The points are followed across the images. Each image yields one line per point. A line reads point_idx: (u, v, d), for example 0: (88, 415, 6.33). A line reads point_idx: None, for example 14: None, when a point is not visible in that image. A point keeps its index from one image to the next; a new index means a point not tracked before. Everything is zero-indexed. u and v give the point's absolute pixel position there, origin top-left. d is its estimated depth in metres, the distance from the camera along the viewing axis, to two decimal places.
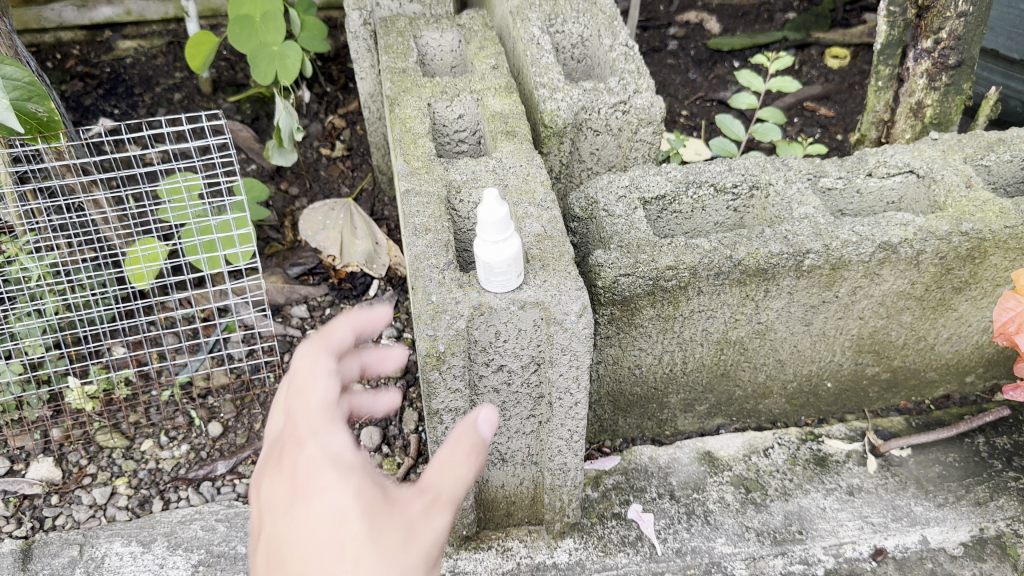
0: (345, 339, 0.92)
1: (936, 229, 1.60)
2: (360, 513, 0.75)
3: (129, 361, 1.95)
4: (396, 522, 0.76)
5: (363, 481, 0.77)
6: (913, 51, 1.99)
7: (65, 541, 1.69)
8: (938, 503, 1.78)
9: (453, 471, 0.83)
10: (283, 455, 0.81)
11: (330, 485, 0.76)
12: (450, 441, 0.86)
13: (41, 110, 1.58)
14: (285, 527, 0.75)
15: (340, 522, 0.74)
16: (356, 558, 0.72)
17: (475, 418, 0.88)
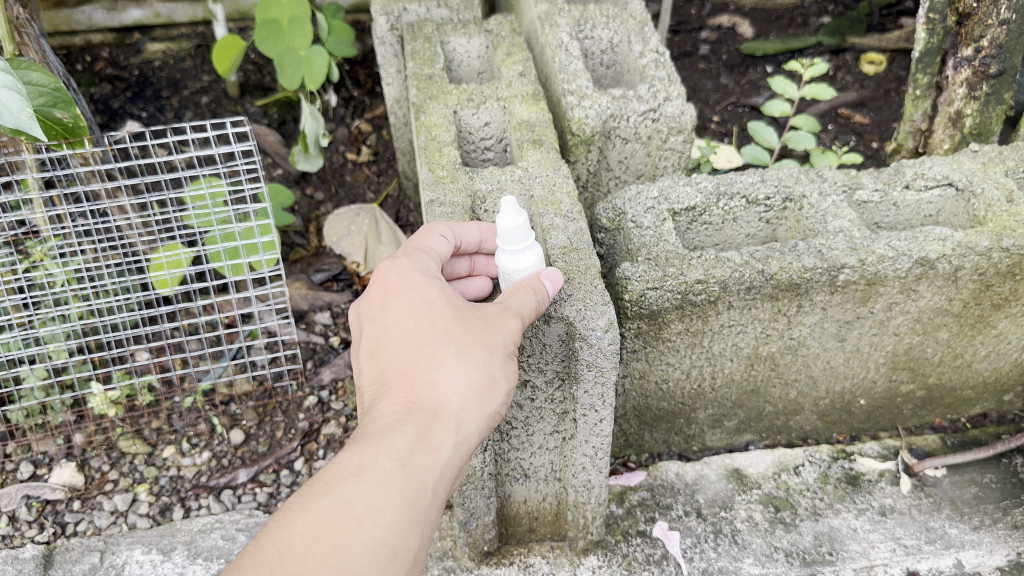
0: (448, 238, 1.28)
1: (975, 244, 1.55)
2: (446, 316, 1.10)
3: (152, 367, 1.94)
4: (472, 320, 1.11)
5: (445, 287, 1.14)
6: (952, 59, 1.93)
7: (87, 548, 1.70)
8: (974, 526, 1.72)
9: (522, 298, 1.17)
10: (382, 292, 1.14)
11: (418, 301, 1.12)
12: (524, 282, 1.20)
13: (66, 116, 1.57)
14: (384, 327, 1.11)
15: (428, 323, 1.09)
16: (445, 341, 1.08)
17: (541, 275, 1.23)
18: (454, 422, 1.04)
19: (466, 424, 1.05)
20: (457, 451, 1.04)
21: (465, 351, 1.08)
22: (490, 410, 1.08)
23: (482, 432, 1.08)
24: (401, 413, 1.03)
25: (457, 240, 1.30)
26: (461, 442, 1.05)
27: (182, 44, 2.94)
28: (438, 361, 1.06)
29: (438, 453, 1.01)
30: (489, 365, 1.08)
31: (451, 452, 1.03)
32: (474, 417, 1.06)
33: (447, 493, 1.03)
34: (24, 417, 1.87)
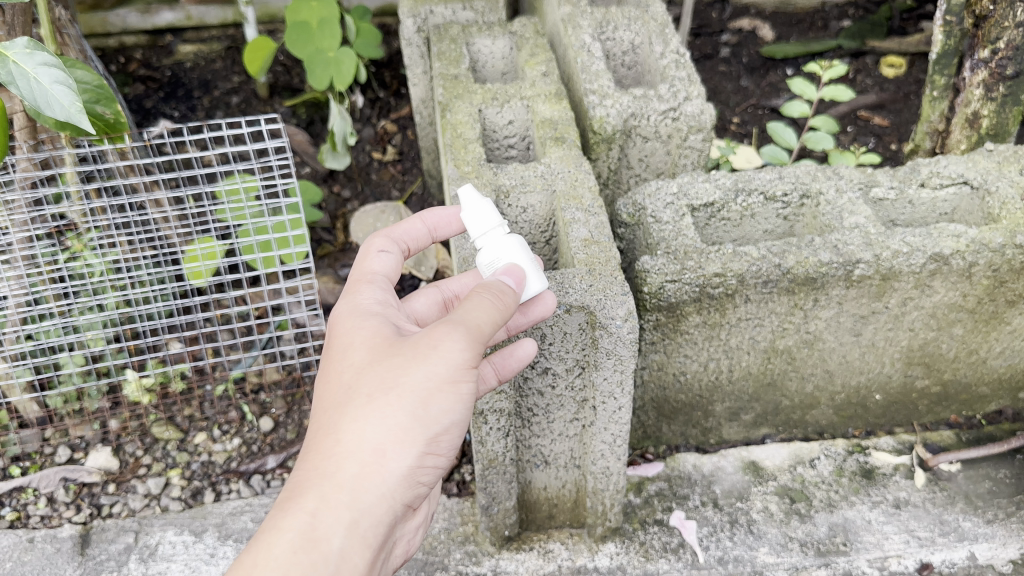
0: (388, 252, 1.20)
1: (989, 241, 1.58)
2: (370, 359, 1.00)
3: (185, 356, 2.00)
4: (391, 353, 0.99)
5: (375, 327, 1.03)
6: (969, 61, 1.96)
7: (121, 528, 1.76)
8: (988, 519, 1.75)
9: (466, 308, 1.01)
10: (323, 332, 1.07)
11: (346, 343, 1.03)
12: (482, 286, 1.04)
13: (107, 111, 1.64)
14: (319, 385, 1.02)
15: (353, 367, 1.00)
16: (356, 390, 0.97)
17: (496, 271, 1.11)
18: (362, 478, 0.95)
19: (382, 475, 0.96)
20: (371, 508, 0.95)
21: (373, 401, 0.96)
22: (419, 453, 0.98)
23: (411, 477, 0.99)
24: (305, 486, 0.93)
25: (400, 246, 1.24)
26: (382, 493, 0.96)
27: (213, 46, 3.01)
28: (346, 412, 0.96)
29: (341, 517, 0.93)
30: (401, 409, 0.96)
31: (363, 510, 0.94)
32: (392, 467, 0.97)
33: (368, 552, 0.95)
34: (62, 403, 1.93)
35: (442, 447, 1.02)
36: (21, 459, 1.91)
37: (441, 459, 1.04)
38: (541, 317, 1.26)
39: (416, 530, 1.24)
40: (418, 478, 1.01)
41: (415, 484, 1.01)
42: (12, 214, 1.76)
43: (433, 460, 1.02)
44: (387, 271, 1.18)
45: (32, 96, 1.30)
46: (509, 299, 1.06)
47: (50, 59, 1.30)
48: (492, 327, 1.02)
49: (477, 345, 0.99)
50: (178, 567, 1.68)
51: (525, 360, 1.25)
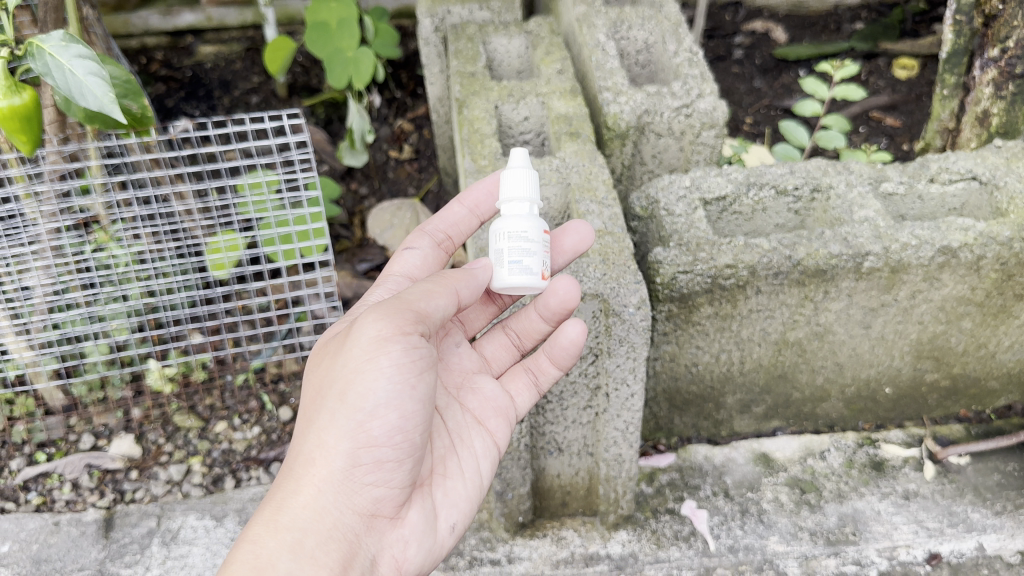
0: (416, 249, 1.43)
1: (997, 234, 1.61)
2: (325, 362, 1.25)
3: (207, 346, 2.04)
4: (344, 343, 1.18)
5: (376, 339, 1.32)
6: (979, 60, 1.99)
7: (144, 513, 1.81)
8: (996, 511, 1.77)
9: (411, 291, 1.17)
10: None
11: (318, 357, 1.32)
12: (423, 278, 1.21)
13: (135, 105, 1.69)
14: None
15: (315, 376, 1.27)
16: (316, 389, 1.22)
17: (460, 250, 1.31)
18: (307, 462, 1.17)
19: (317, 459, 1.16)
20: (311, 489, 1.16)
21: (321, 395, 1.20)
22: (348, 439, 1.15)
23: (347, 459, 1.15)
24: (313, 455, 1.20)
25: (433, 238, 1.44)
26: (314, 477, 1.16)
27: (233, 47, 3.07)
28: (309, 406, 1.22)
29: (288, 497, 1.16)
30: (349, 380, 1.15)
31: (304, 490, 1.16)
32: (326, 451, 1.16)
33: (307, 532, 1.14)
34: (87, 391, 1.98)
35: (375, 430, 1.14)
36: (47, 445, 1.96)
37: (381, 446, 1.16)
38: (565, 304, 1.34)
39: (420, 545, 1.25)
40: (357, 463, 1.16)
41: (355, 470, 1.16)
42: (41, 205, 1.81)
43: (368, 443, 1.15)
44: (408, 266, 1.41)
45: (66, 86, 1.35)
46: (449, 283, 1.20)
47: (85, 52, 1.34)
48: (428, 302, 1.16)
49: (393, 322, 1.13)
50: (200, 551, 1.72)
51: (570, 346, 1.34)
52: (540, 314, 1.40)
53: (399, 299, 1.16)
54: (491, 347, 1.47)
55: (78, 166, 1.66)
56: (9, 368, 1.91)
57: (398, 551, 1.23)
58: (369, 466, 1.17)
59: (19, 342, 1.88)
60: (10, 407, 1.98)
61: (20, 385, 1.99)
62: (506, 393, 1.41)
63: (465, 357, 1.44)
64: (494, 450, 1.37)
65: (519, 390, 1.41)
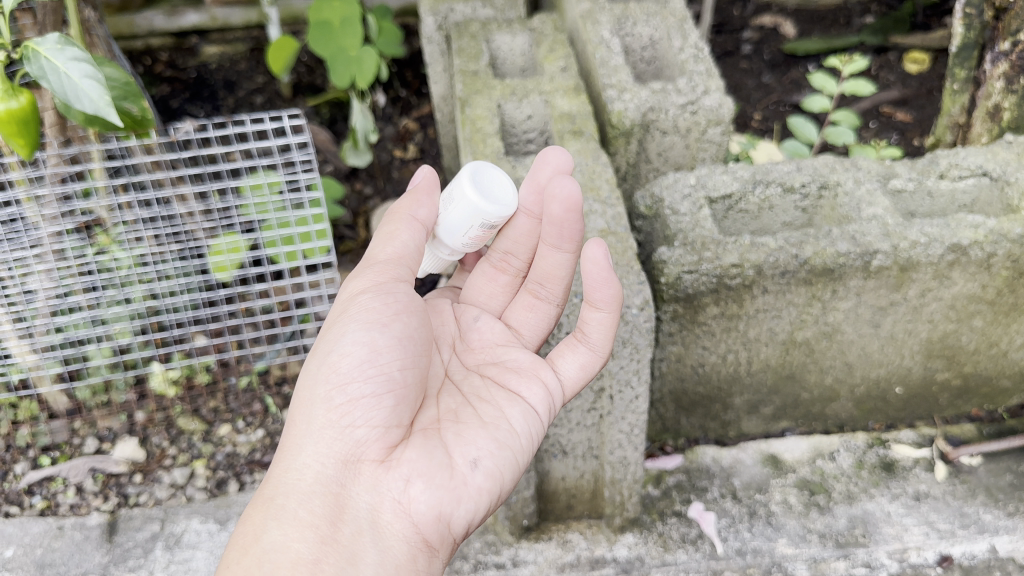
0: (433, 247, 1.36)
1: (1008, 231, 1.58)
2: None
3: (210, 349, 2.04)
4: None
5: None
6: (991, 53, 1.95)
7: (148, 517, 1.80)
8: (1009, 512, 1.74)
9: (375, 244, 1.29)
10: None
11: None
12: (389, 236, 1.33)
13: (135, 108, 1.65)
14: None
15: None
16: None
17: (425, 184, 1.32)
18: (291, 426, 1.22)
19: (298, 420, 1.22)
20: (295, 444, 1.21)
21: None
22: (325, 387, 1.21)
23: (324, 404, 1.21)
24: None
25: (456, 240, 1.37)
26: (297, 436, 1.21)
27: (237, 47, 3.07)
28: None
29: (275, 469, 1.21)
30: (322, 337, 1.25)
31: (287, 454, 1.21)
32: (305, 409, 1.22)
33: (290, 490, 1.17)
34: (90, 395, 1.98)
35: (345, 367, 1.21)
36: (51, 449, 1.96)
37: (356, 383, 1.20)
38: (570, 209, 1.26)
39: (426, 482, 1.20)
40: (333, 406, 1.20)
41: (335, 415, 1.20)
42: (41, 208, 1.80)
43: (340, 381, 1.20)
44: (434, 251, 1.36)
45: (62, 90, 1.34)
46: (403, 212, 1.29)
47: (80, 54, 1.33)
48: (399, 246, 1.27)
49: (358, 285, 1.27)
50: (203, 555, 1.71)
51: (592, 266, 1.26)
52: (557, 245, 1.32)
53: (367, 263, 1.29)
54: (517, 315, 1.43)
55: (77, 169, 1.65)
56: (13, 372, 1.91)
57: (398, 494, 1.19)
58: (348, 408, 1.20)
59: (23, 346, 1.87)
60: (13, 412, 1.97)
61: (24, 388, 1.98)
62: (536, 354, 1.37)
63: (487, 330, 1.43)
64: (520, 400, 1.33)
65: (561, 354, 1.37)
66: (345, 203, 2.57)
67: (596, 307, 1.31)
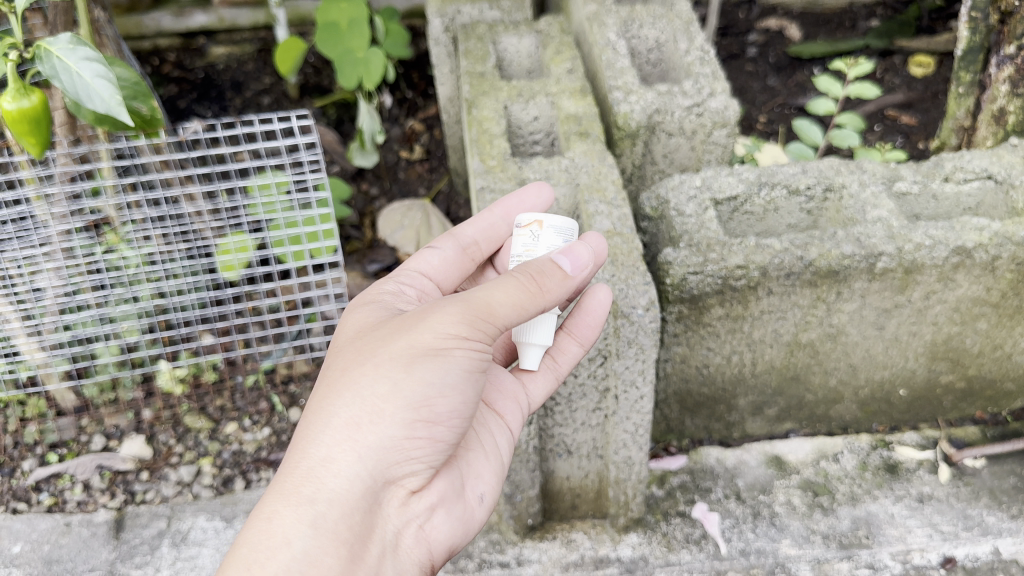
0: (437, 250, 1.39)
1: (1012, 234, 1.58)
2: (373, 336, 1.17)
3: (218, 348, 2.05)
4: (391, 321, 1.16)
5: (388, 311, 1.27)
6: (996, 57, 1.96)
7: (154, 514, 1.81)
8: (1012, 514, 1.75)
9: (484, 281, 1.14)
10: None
11: (347, 329, 1.24)
12: (514, 272, 1.15)
13: (145, 107, 1.66)
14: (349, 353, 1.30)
15: (343, 347, 1.20)
16: (359, 357, 1.15)
17: (556, 255, 1.17)
18: (346, 433, 1.11)
19: (363, 431, 1.10)
20: (348, 455, 1.10)
21: (360, 358, 1.14)
22: (404, 418, 1.11)
23: (398, 432, 1.11)
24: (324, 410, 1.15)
25: (459, 244, 1.41)
26: (358, 449, 1.10)
27: (245, 48, 3.08)
28: (345, 374, 1.14)
29: (317, 463, 1.10)
30: (400, 353, 1.11)
31: (339, 458, 1.10)
32: (372, 421, 1.11)
33: (334, 501, 1.09)
34: (98, 393, 2.01)
35: (438, 409, 1.12)
36: (58, 446, 1.97)
37: (437, 426, 1.14)
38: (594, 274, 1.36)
39: (448, 512, 1.21)
40: (407, 437, 1.12)
41: (406, 447, 1.12)
42: (51, 206, 1.81)
43: (428, 419, 1.12)
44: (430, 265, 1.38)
45: (74, 89, 1.35)
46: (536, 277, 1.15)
47: (92, 54, 1.34)
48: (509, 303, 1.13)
49: (471, 319, 1.11)
50: (210, 552, 1.72)
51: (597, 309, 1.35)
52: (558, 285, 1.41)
53: (479, 305, 1.11)
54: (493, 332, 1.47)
55: (87, 168, 1.66)
56: (21, 370, 1.92)
57: (422, 521, 1.18)
58: (422, 446, 1.13)
59: (31, 343, 1.88)
60: (22, 409, 2.00)
61: (32, 385, 2.00)
62: (518, 379, 1.37)
63: None
64: (510, 428, 1.35)
65: (533, 377, 1.38)
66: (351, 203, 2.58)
67: (574, 340, 1.37)
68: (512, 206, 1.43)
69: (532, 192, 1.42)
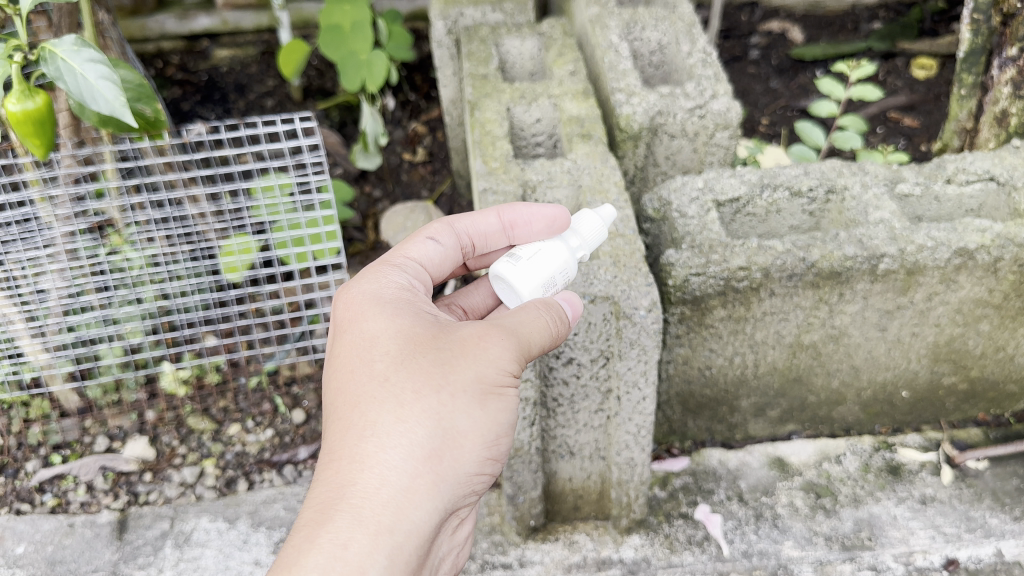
0: (437, 241, 1.31)
1: (1015, 236, 1.58)
2: (435, 353, 1.07)
3: (221, 349, 2.06)
4: (438, 343, 1.09)
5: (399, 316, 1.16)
6: (998, 59, 1.96)
7: (157, 515, 1.82)
8: (1015, 516, 1.74)
9: (527, 316, 1.14)
10: (345, 313, 1.16)
11: (380, 331, 1.11)
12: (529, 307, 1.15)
13: (149, 109, 1.67)
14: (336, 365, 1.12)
15: (389, 355, 1.08)
16: (427, 377, 1.06)
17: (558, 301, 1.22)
18: (422, 465, 1.03)
19: (441, 463, 1.04)
20: (427, 489, 1.03)
21: (419, 384, 1.05)
22: (474, 453, 1.08)
23: (469, 467, 1.08)
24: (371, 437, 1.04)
25: (457, 239, 1.34)
26: (438, 480, 1.04)
27: (248, 51, 3.09)
28: (417, 395, 1.05)
29: (395, 492, 1.01)
30: (473, 385, 1.06)
31: (418, 489, 1.02)
32: (448, 453, 1.05)
33: (410, 534, 1.01)
34: (101, 394, 2.00)
35: (498, 443, 1.12)
36: (62, 447, 1.98)
37: (494, 459, 1.13)
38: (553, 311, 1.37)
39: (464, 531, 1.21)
40: (472, 470, 1.09)
41: (470, 480, 1.09)
42: (56, 208, 1.82)
43: (490, 454, 1.11)
44: (427, 257, 1.30)
45: (78, 91, 1.36)
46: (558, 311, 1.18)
47: (97, 56, 1.35)
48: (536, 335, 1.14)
49: (522, 355, 1.11)
50: (212, 553, 1.73)
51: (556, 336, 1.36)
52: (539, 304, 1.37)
53: (528, 343, 1.12)
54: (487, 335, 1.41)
55: (91, 169, 1.66)
56: (25, 370, 1.92)
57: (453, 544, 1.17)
58: (477, 479, 1.11)
59: (35, 344, 1.89)
60: (25, 410, 2.00)
61: (35, 386, 2.00)
62: None
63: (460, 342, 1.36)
64: None
65: None
66: (354, 205, 2.58)
67: None
68: (519, 217, 1.35)
69: (541, 212, 1.34)
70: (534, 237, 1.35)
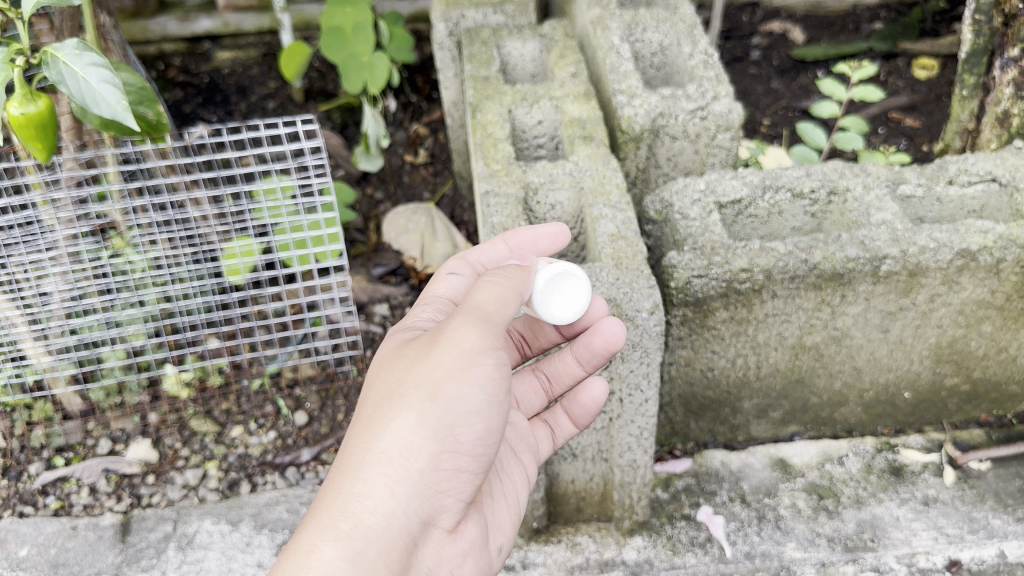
0: (459, 273, 1.31)
1: (1017, 237, 1.58)
2: (396, 364, 1.11)
3: (223, 351, 2.05)
4: (404, 355, 1.12)
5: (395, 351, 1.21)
6: (1000, 59, 1.95)
7: (160, 518, 1.82)
8: (1018, 517, 1.74)
9: (481, 297, 1.12)
10: None
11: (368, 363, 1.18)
12: (487, 282, 1.15)
13: (151, 112, 1.67)
14: None
15: (369, 381, 1.14)
16: (387, 388, 1.10)
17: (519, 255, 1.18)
18: (377, 470, 1.05)
19: (396, 463, 1.06)
20: (382, 491, 1.05)
21: (380, 398, 1.09)
22: (433, 449, 1.07)
23: (430, 462, 1.07)
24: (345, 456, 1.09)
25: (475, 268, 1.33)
26: (393, 481, 1.05)
27: (249, 52, 3.09)
28: (374, 407, 1.09)
29: (351, 498, 1.04)
30: (424, 381, 1.07)
31: (373, 493, 1.04)
32: (405, 455, 1.06)
33: (369, 538, 1.02)
34: (104, 396, 2.01)
35: (465, 437, 1.09)
36: (65, 450, 1.98)
37: (466, 455, 1.10)
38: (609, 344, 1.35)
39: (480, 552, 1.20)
40: (439, 468, 1.08)
41: (438, 478, 1.08)
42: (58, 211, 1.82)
43: (456, 449, 1.09)
44: (451, 290, 1.29)
45: (81, 95, 1.36)
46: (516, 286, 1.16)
47: (99, 60, 1.35)
48: (501, 310, 1.12)
49: (479, 331, 1.08)
50: (215, 555, 1.73)
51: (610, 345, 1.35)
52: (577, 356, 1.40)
53: (482, 316, 1.09)
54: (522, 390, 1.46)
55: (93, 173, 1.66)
56: (27, 373, 1.92)
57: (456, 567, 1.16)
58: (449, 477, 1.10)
59: (38, 347, 1.89)
60: (28, 412, 2.00)
61: (38, 389, 2.00)
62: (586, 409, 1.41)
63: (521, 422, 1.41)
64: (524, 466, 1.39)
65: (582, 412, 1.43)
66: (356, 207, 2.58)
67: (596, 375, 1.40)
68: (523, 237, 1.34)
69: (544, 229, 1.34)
70: (538, 249, 1.34)
